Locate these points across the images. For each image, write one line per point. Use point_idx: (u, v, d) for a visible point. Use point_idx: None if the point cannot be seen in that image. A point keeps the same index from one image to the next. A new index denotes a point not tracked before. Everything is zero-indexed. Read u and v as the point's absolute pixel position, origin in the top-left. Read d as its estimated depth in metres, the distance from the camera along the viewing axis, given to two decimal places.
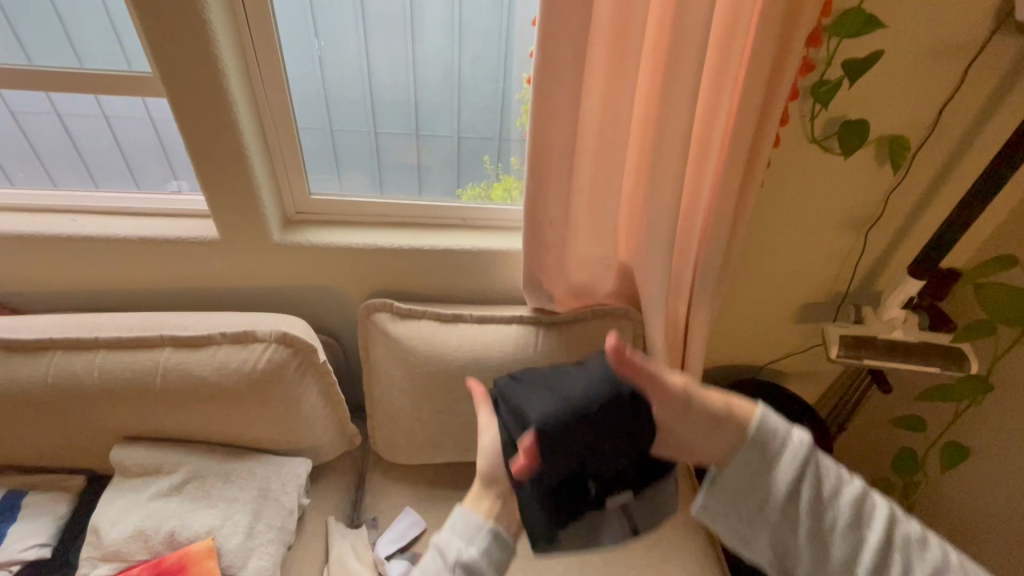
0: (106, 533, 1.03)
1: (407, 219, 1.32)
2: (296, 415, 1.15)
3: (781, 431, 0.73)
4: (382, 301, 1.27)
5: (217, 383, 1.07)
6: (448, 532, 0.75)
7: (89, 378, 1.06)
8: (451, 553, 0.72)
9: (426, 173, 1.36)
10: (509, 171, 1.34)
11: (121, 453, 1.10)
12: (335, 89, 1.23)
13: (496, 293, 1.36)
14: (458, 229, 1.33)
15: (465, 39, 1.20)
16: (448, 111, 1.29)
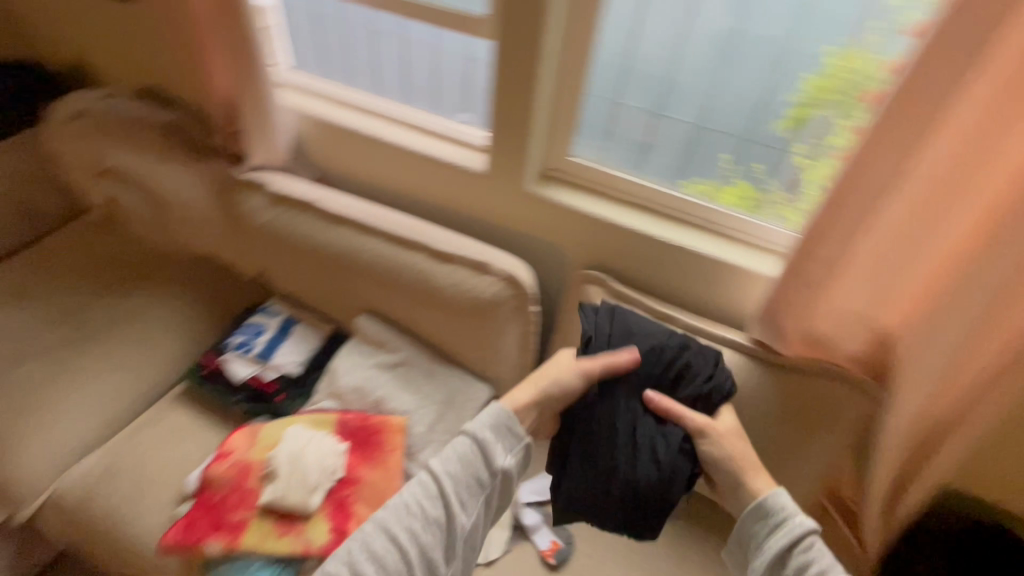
0: (338, 377, 1.29)
1: (637, 201, 1.31)
2: (495, 347, 1.27)
3: (785, 509, 0.84)
4: (600, 276, 1.32)
5: (449, 295, 1.22)
6: (495, 438, 0.92)
7: (364, 255, 1.30)
8: (498, 460, 0.90)
9: (649, 152, 1.29)
10: (744, 176, 1.22)
11: (364, 321, 1.36)
12: (621, 58, 1.19)
13: (714, 308, 1.28)
14: (685, 225, 1.27)
15: (756, 22, 1.05)
16: (700, 96, 1.18)
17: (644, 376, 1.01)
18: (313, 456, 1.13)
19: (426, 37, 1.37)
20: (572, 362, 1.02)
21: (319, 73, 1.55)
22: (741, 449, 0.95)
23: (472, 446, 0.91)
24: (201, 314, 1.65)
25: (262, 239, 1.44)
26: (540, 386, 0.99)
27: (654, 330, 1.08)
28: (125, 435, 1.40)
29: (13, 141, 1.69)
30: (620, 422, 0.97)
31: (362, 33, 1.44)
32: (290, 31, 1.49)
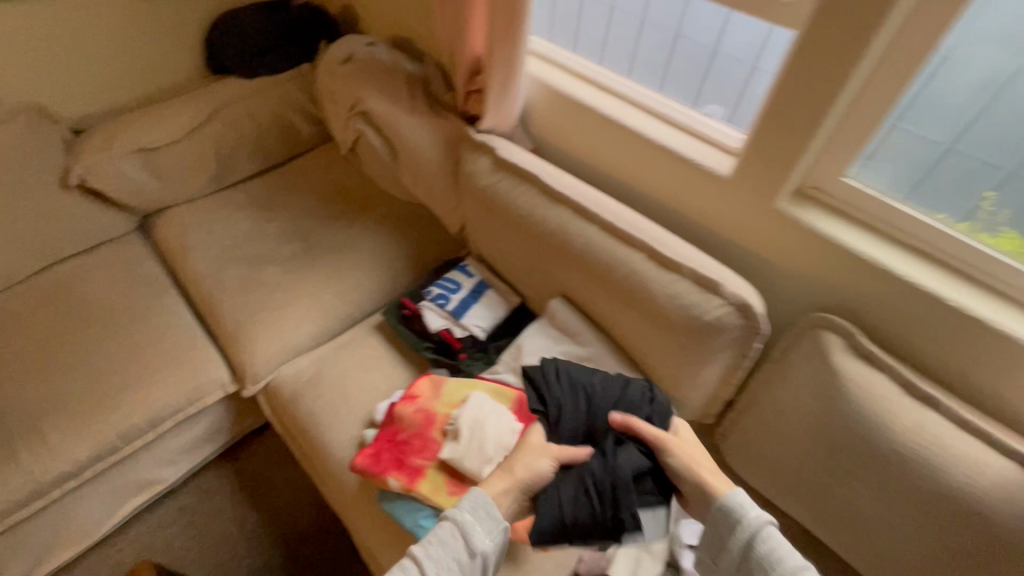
0: (525, 354, 1.29)
1: (914, 243, 1.07)
2: (694, 371, 1.16)
3: (741, 511, 0.89)
4: (853, 330, 1.10)
5: (663, 307, 1.13)
6: (474, 521, 0.89)
7: (578, 242, 1.26)
8: (478, 543, 0.87)
9: (875, 162, 1.09)
10: (999, 219, 1.00)
11: (559, 306, 1.33)
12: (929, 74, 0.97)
13: (991, 400, 1.03)
14: (968, 287, 1.01)
15: None
16: (985, 115, 0.95)
17: (585, 426, 1.09)
18: (493, 428, 1.15)
19: (741, 30, 1.21)
20: (536, 448, 1.04)
21: (601, 60, 1.48)
22: (699, 458, 1.00)
23: (454, 531, 0.88)
24: (404, 257, 1.78)
25: (478, 203, 1.47)
26: (519, 476, 0.98)
27: (593, 376, 1.17)
28: (331, 349, 1.59)
29: (292, 71, 1.95)
30: (592, 465, 1.00)
31: (661, 21, 1.32)
32: (578, 16, 1.46)
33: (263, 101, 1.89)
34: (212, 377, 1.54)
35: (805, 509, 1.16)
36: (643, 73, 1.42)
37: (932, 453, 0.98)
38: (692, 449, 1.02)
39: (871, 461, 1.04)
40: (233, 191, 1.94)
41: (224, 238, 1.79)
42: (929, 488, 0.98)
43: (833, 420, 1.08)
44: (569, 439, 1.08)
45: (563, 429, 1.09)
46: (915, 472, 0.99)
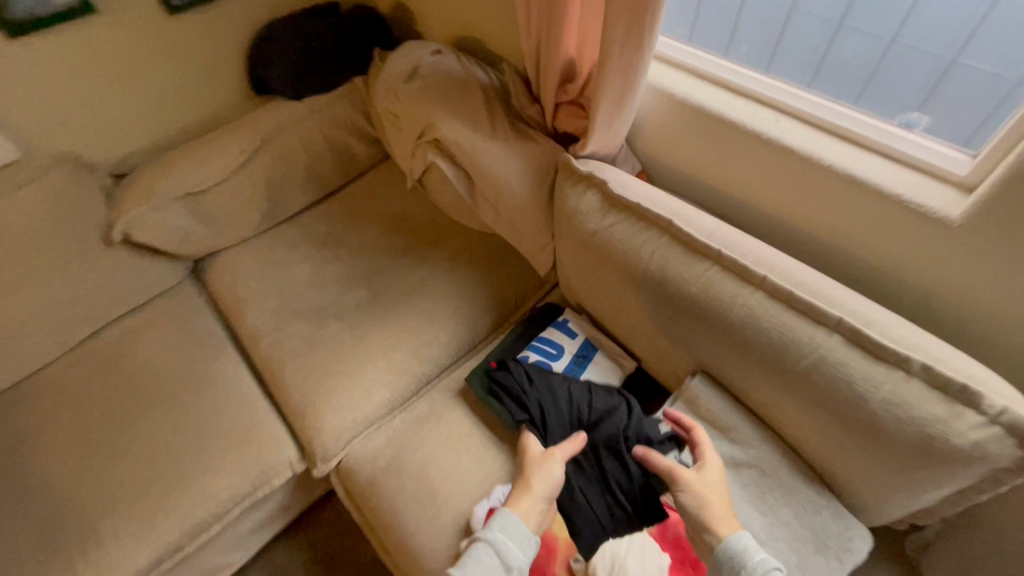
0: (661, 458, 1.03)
1: None
2: (911, 493, 0.85)
3: (747, 552, 0.83)
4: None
5: (877, 416, 0.81)
6: (505, 534, 0.93)
7: (733, 313, 0.94)
8: (513, 559, 0.91)
9: None
10: None
11: (699, 388, 1.04)
12: None
13: None
14: None
15: None
16: None
17: (572, 420, 1.11)
18: (639, 564, 0.93)
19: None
20: (539, 457, 1.05)
21: (769, 68, 1.16)
22: (715, 499, 0.91)
23: (489, 549, 0.91)
24: (484, 301, 1.52)
25: (582, 250, 1.18)
26: (538, 489, 1.00)
27: (580, 394, 1.13)
28: (410, 421, 1.36)
29: (343, 87, 1.69)
30: (616, 478, 1.03)
31: None
32: None
33: (313, 122, 1.64)
34: (279, 459, 1.35)
35: None
36: (702, 36, 1.23)
37: None
38: (711, 482, 0.93)
39: None
40: (286, 226, 1.72)
41: (281, 286, 1.58)
42: None
43: None
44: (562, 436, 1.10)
45: (552, 433, 1.10)
46: None
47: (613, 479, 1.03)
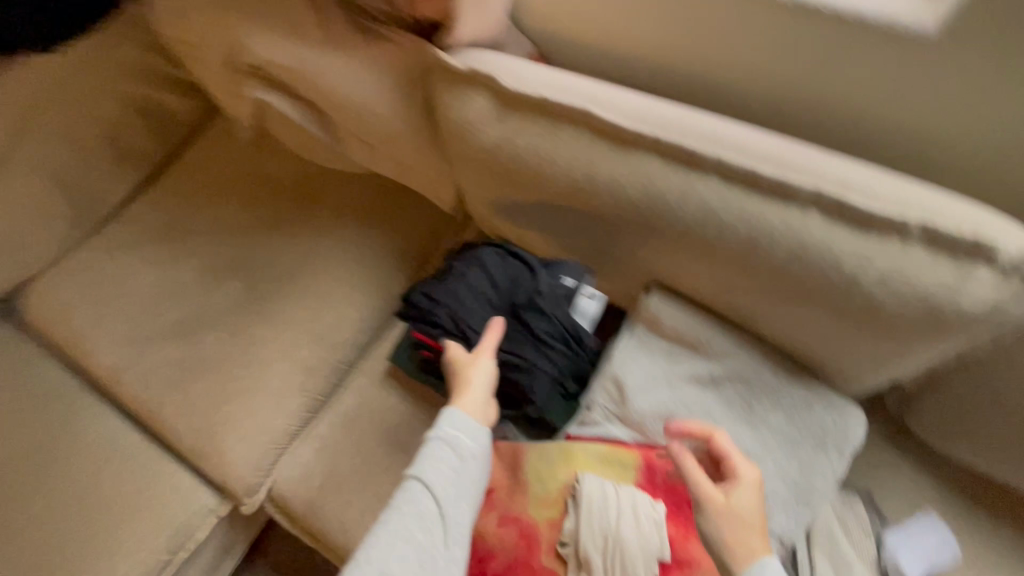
0: (632, 396, 0.87)
1: None
2: (908, 365, 0.76)
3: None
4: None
5: (874, 297, 0.67)
6: (453, 429, 0.81)
7: (686, 211, 0.75)
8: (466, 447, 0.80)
9: None
10: None
11: (658, 305, 0.88)
12: None
13: None
14: None
15: None
16: None
17: (487, 309, 0.97)
18: (634, 534, 0.78)
19: None
20: (472, 355, 0.88)
21: None
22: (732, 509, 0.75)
23: (442, 446, 0.79)
24: (387, 259, 1.25)
25: (485, 174, 0.92)
26: (477, 383, 0.85)
27: (482, 278, 0.97)
28: (338, 422, 1.14)
29: (121, 19, 1.23)
30: (556, 343, 0.96)
31: None
32: None
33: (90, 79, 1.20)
34: (193, 510, 1.11)
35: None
36: None
37: None
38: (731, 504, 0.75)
39: None
40: (112, 225, 1.33)
41: (128, 304, 1.23)
42: None
43: None
44: (483, 319, 0.96)
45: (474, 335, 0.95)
46: None
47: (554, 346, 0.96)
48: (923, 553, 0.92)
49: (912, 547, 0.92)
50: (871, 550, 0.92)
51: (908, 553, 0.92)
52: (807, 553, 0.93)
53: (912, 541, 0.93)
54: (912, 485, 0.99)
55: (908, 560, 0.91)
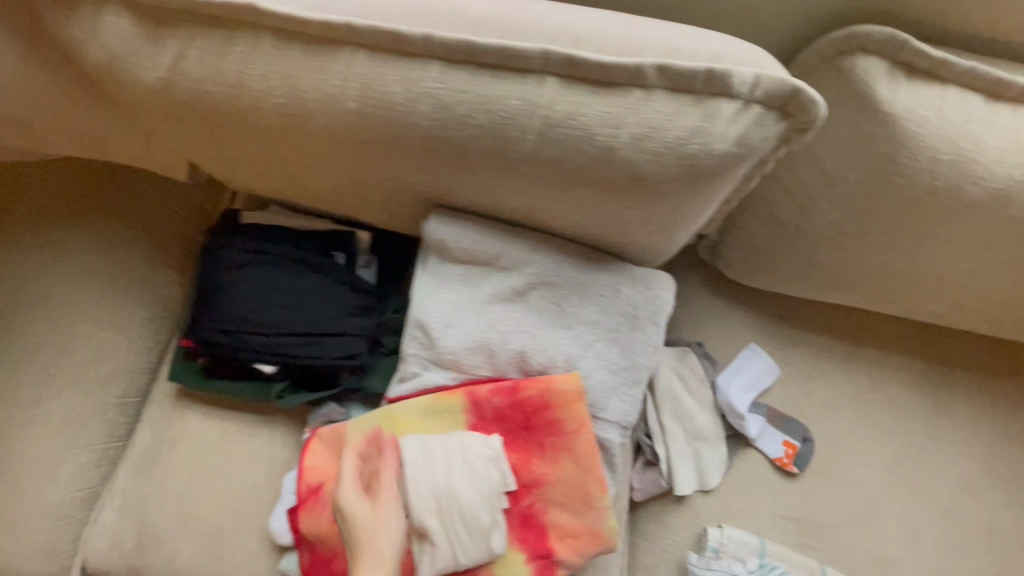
0: (439, 337, 0.77)
1: None
2: (696, 222, 0.72)
3: None
4: (906, 39, 0.67)
5: (632, 162, 0.59)
6: None
7: (417, 113, 0.61)
8: None
9: None
10: None
11: (440, 229, 0.76)
12: None
13: None
14: None
15: None
16: None
17: (257, 291, 0.84)
18: (469, 484, 0.70)
19: None
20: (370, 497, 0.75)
21: None
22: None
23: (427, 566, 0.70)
24: (132, 256, 0.98)
25: (178, 122, 0.70)
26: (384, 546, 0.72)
27: (239, 263, 0.85)
28: (133, 471, 0.93)
29: None
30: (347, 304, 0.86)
31: None
32: None
33: None
34: None
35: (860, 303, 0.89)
36: None
37: None
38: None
39: (956, 211, 0.72)
40: None
41: None
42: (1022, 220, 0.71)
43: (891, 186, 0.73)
44: (253, 301, 0.84)
45: (250, 323, 0.84)
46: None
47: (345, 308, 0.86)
48: (748, 382, 0.97)
49: (739, 380, 0.97)
50: (708, 395, 0.97)
51: (737, 387, 0.97)
52: (656, 416, 0.97)
53: (738, 375, 0.98)
54: (741, 327, 1.04)
55: (738, 394, 0.96)
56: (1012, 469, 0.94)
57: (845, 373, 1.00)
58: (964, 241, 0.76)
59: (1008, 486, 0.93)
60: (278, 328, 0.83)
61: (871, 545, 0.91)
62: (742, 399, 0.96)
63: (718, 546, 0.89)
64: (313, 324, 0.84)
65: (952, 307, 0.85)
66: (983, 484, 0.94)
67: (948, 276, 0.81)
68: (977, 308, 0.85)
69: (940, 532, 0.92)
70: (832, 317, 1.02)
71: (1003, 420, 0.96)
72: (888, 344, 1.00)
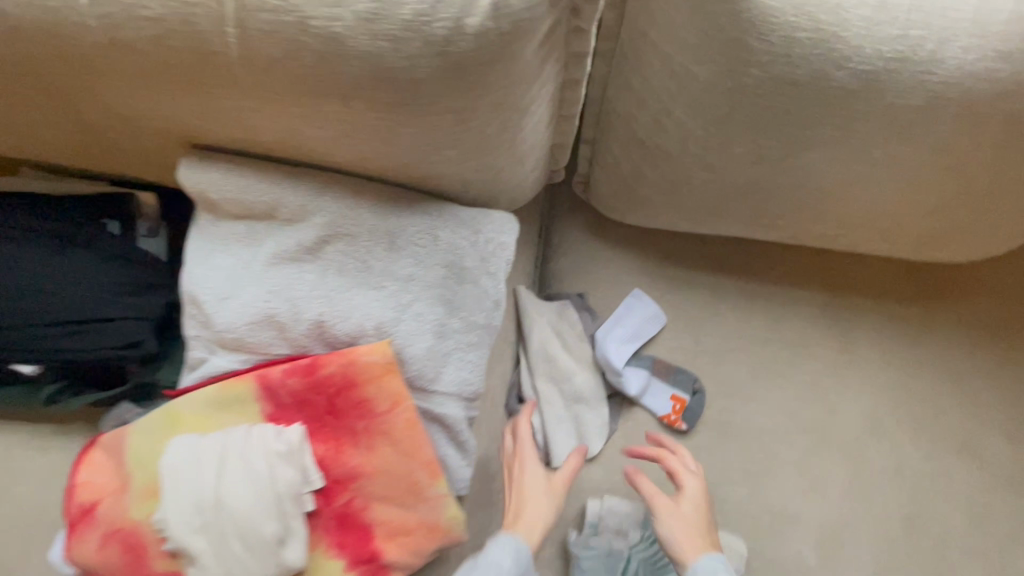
0: (213, 312, 0.61)
1: None
2: (509, 141, 0.58)
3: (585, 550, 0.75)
4: None
5: (368, 55, 0.44)
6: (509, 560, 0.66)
7: (77, 9, 0.45)
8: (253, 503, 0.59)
9: None
10: None
11: (196, 177, 0.60)
12: None
13: None
14: None
15: None
16: None
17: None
18: (244, 493, 0.56)
19: None
20: (548, 480, 0.72)
21: None
22: (699, 526, 0.69)
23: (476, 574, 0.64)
24: None
25: None
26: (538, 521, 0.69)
27: None
28: None
29: None
30: (109, 278, 0.69)
31: None
32: None
33: None
34: None
35: (737, 229, 0.77)
36: None
37: (925, 41, 0.54)
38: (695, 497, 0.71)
39: (825, 106, 0.59)
40: None
41: None
42: (899, 111, 0.58)
43: (747, 80, 0.59)
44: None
45: None
46: (900, 89, 0.57)
47: (108, 282, 0.69)
48: (630, 334, 0.86)
49: (620, 331, 0.85)
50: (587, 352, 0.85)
51: (616, 340, 0.85)
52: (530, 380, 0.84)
53: (620, 325, 0.86)
54: (626, 273, 0.91)
55: (616, 348, 0.84)
56: (922, 404, 0.85)
57: (741, 315, 0.88)
58: (840, 143, 0.63)
59: (917, 422, 0.84)
60: (23, 324, 0.67)
61: (770, 502, 0.81)
62: (621, 353, 0.84)
63: (597, 521, 0.77)
64: (75, 311, 0.67)
65: (841, 227, 0.74)
66: (891, 423, 0.84)
67: (831, 190, 0.68)
68: (869, 227, 0.73)
69: (846, 479, 0.82)
70: (726, 254, 0.90)
71: (911, 351, 0.87)
72: (789, 275, 0.89)
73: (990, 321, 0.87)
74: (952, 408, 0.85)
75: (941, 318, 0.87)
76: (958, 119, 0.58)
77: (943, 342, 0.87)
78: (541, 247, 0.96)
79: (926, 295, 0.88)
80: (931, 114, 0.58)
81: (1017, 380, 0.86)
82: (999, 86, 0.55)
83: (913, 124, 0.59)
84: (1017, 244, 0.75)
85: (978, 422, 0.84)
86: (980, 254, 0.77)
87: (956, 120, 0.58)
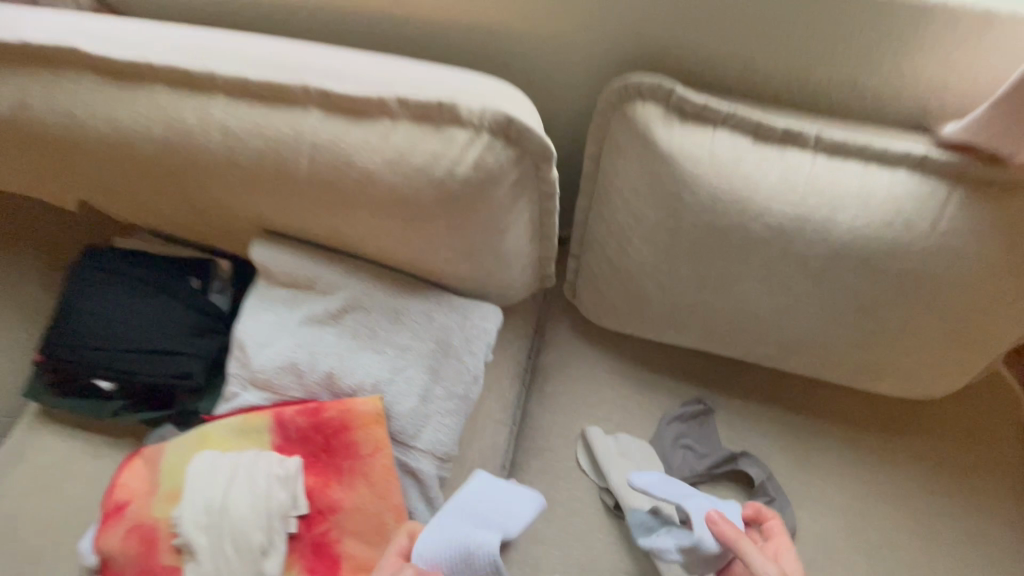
0: (254, 355, 0.79)
1: None
2: (493, 251, 0.75)
3: None
4: (672, 88, 0.71)
5: (388, 184, 0.65)
6: None
7: (208, 141, 0.68)
8: (272, 504, 0.70)
9: None
10: None
11: (262, 252, 0.80)
12: None
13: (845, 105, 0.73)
14: None
15: None
16: None
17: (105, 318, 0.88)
18: (246, 505, 0.70)
19: None
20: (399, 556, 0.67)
21: None
22: None
23: None
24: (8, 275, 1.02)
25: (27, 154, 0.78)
26: None
27: (103, 293, 0.90)
28: None
29: None
30: (181, 323, 0.89)
31: None
32: None
33: None
34: None
35: (692, 339, 0.91)
36: None
37: (822, 207, 0.69)
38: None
39: (750, 248, 0.74)
40: None
41: None
42: (807, 259, 0.73)
43: (687, 223, 0.75)
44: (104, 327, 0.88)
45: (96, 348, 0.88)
46: (807, 241, 0.71)
47: (177, 330, 0.88)
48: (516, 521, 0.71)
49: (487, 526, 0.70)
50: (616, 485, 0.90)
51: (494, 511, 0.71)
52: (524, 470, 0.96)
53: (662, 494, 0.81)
54: (602, 372, 1.03)
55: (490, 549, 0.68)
56: (877, 533, 0.89)
57: (701, 421, 0.98)
58: (766, 279, 0.77)
59: (874, 552, 0.87)
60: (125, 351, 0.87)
61: None
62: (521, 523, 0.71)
63: None
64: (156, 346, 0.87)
65: (781, 348, 0.85)
66: (845, 548, 0.88)
67: (767, 316, 0.81)
68: (807, 352, 0.84)
69: None
70: (690, 363, 1.03)
71: (864, 477, 0.93)
72: (748, 394, 1.00)
73: (939, 459, 0.94)
74: (907, 542, 0.88)
75: (887, 446, 0.95)
76: (860, 270, 0.72)
77: (896, 473, 0.93)
78: (534, 338, 1.10)
79: (880, 428, 0.96)
80: (836, 262, 0.72)
81: (972, 521, 0.90)
82: (886, 246, 0.69)
83: (822, 270, 0.73)
84: (946, 384, 0.84)
85: (934, 558, 0.87)
86: (909, 393, 0.87)
87: (858, 271, 0.72)
